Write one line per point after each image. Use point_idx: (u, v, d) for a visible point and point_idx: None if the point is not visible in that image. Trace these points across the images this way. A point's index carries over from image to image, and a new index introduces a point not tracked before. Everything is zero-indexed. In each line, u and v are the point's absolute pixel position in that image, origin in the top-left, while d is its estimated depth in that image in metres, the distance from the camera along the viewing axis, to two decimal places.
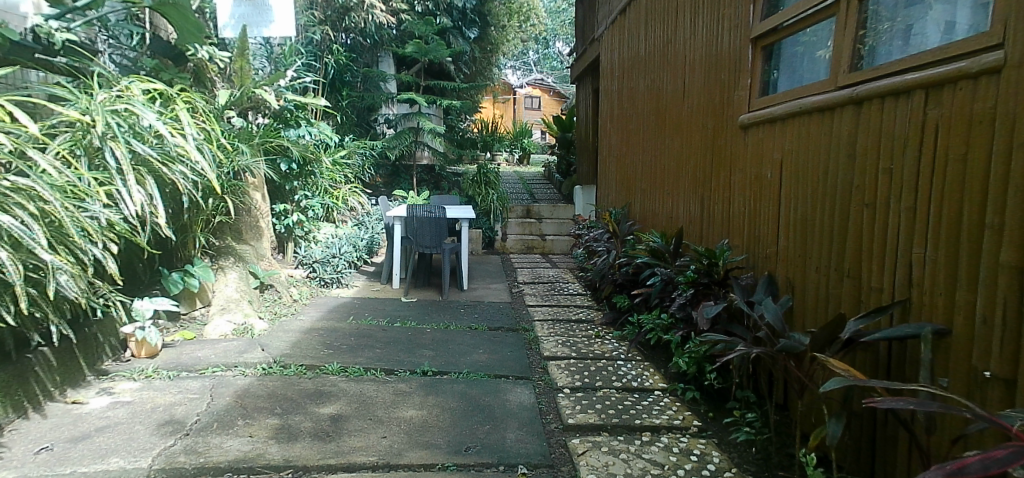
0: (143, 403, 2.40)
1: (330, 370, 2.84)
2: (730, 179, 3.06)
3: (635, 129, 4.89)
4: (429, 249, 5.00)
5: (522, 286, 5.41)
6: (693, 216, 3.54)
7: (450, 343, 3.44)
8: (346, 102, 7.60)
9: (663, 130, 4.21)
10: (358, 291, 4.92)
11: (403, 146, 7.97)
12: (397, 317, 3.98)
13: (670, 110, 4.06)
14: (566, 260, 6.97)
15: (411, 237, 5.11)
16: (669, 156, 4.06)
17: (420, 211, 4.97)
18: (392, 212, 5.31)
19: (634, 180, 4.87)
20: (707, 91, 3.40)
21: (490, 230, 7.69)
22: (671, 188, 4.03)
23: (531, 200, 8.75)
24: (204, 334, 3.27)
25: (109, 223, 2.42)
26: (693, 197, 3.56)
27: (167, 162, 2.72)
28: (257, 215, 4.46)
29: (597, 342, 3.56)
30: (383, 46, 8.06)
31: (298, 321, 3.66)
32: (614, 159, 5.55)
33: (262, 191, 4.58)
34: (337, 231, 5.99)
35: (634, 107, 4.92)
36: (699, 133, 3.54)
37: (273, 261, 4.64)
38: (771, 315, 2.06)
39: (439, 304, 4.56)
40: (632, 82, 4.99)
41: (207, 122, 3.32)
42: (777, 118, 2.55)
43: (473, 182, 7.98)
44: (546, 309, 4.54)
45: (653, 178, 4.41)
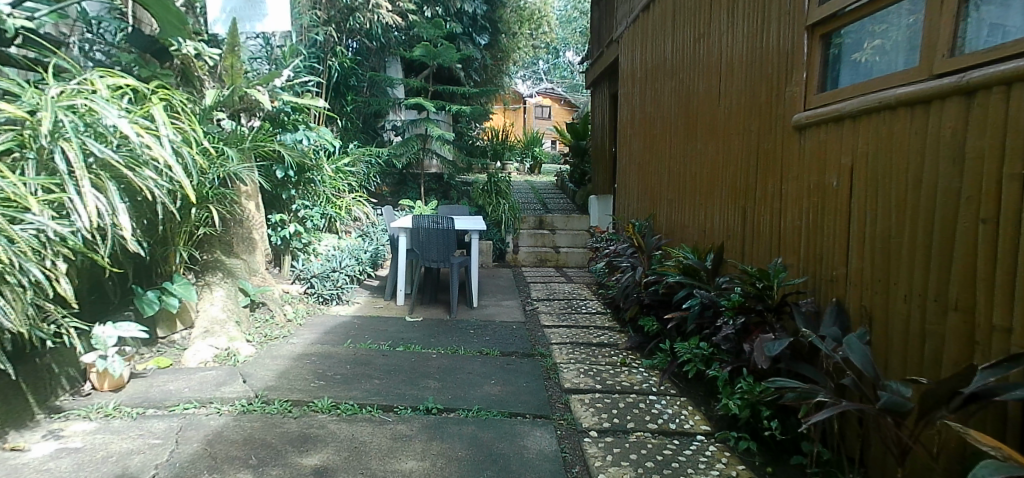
0: (93, 450, 2.02)
1: (319, 407, 2.46)
2: (782, 189, 2.67)
3: (659, 134, 4.51)
4: (436, 263, 4.63)
5: (537, 304, 5.01)
6: (733, 230, 3.15)
7: (459, 372, 3.05)
8: (351, 107, 7.29)
9: (693, 134, 3.83)
10: (360, 309, 4.54)
11: (411, 153, 7.62)
12: (400, 340, 3.59)
13: (702, 112, 3.68)
14: (582, 274, 6.56)
15: (417, 250, 4.74)
16: (702, 163, 3.68)
17: (427, 221, 4.61)
18: (396, 222, 4.95)
19: (658, 189, 4.49)
20: (750, 90, 3.02)
21: (501, 242, 7.31)
22: (704, 198, 3.64)
23: (544, 211, 8.38)
24: (181, 361, 2.90)
25: (59, 237, 2.07)
26: (734, 209, 3.17)
27: (134, 167, 2.37)
28: (249, 226, 4.11)
29: (625, 371, 3.16)
30: (390, 50, 7.77)
31: (290, 345, 3.28)
32: (635, 167, 5.18)
33: (256, 200, 4.24)
34: (339, 242, 5.64)
35: (658, 111, 4.55)
36: (740, 137, 3.15)
37: (267, 276, 4.28)
38: (859, 357, 1.66)
39: (446, 324, 4.17)
40: (655, 84, 4.63)
41: (188, 122, 2.98)
42: (847, 115, 2.16)
43: (484, 191, 7.63)
44: (563, 330, 4.14)
45: (681, 187, 4.03)
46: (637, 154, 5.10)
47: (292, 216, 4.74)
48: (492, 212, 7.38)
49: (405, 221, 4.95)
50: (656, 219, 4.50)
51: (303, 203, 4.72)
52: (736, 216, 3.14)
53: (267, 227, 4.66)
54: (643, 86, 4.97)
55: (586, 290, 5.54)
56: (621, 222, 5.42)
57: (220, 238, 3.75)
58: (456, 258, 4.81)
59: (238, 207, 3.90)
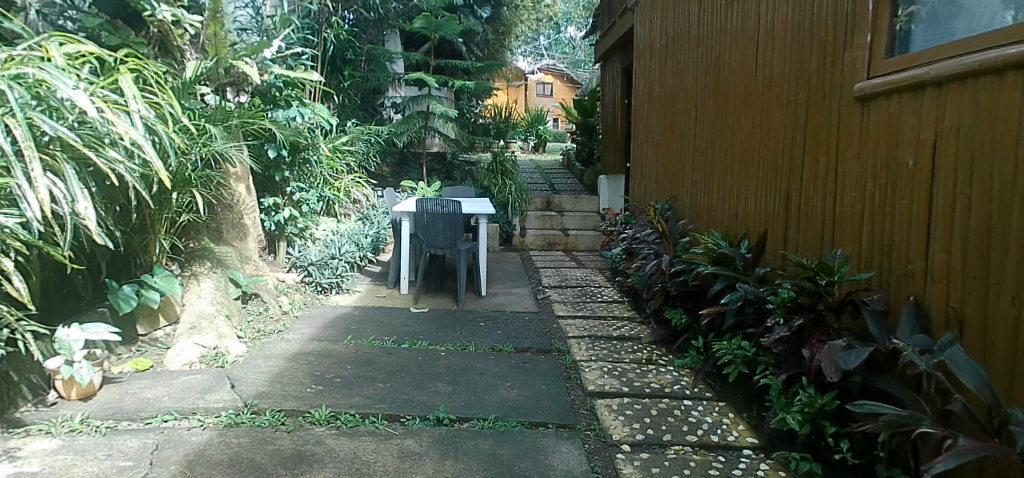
0: (51, 476, 1.72)
1: (316, 417, 2.17)
2: (836, 169, 2.37)
3: (682, 109, 4.17)
4: (442, 250, 4.33)
5: (548, 292, 4.73)
6: (775, 215, 2.85)
7: (471, 373, 2.77)
8: (348, 83, 6.93)
9: (723, 108, 3.50)
10: (361, 299, 4.25)
11: (413, 131, 7.27)
12: (405, 335, 3.31)
13: (734, 83, 3.35)
14: (593, 258, 6.27)
15: (421, 236, 4.43)
16: (733, 139, 3.36)
17: (431, 205, 4.29)
18: (399, 206, 4.63)
19: (681, 169, 4.17)
20: (797, 56, 2.69)
21: (507, 224, 7.01)
22: (737, 179, 3.32)
23: (551, 192, 8.06)
24: (163, 363, 2.61)
25: (5, 229, 1.76)
26: (775, 191, 2.87)
27: (95, 147, 2.06)
28: (239, 211, 3.80)
29: (653, 371, 2.88)
30: (389, 22, 7.37)
31: (285, 342, 3.00)
32: (652, 145, 4.85)
33: (246, 183, 3.92)
34: (338, 227, 5.34)
35: (680, 84, 4.20)
36: (782, 110, 2.82)
37: (261, 264, 3.99)
38: (970, 379, 1.36)
39: (454, 315, 3.89)
40: (678, 54, 4.26)
41: (164, 96, 2.65)
42: (931, 83, 1.84)
43: (489, 171, 7.32)
44: (580, 322, 3.86)
45: (708, 166, 3.71)
46: (656, 131, 4.77)
47: (286, 200, 4.43)
48: (498, 193, 7.07)
49: (407, 204, 4.64)
50: (678, 201, 4.19)
51: (297, 186, 4.40)
52: (778, 199, 2.83)
53: (260, 211, 4.34)
54: (663, 58, 4.61)
55: (599, 277, 5.26)
56: (637, 204, 5.10)
57: (206, 225, 3.46)
58: (463, 243, 4.51)
59: (226, 190, 3.59)
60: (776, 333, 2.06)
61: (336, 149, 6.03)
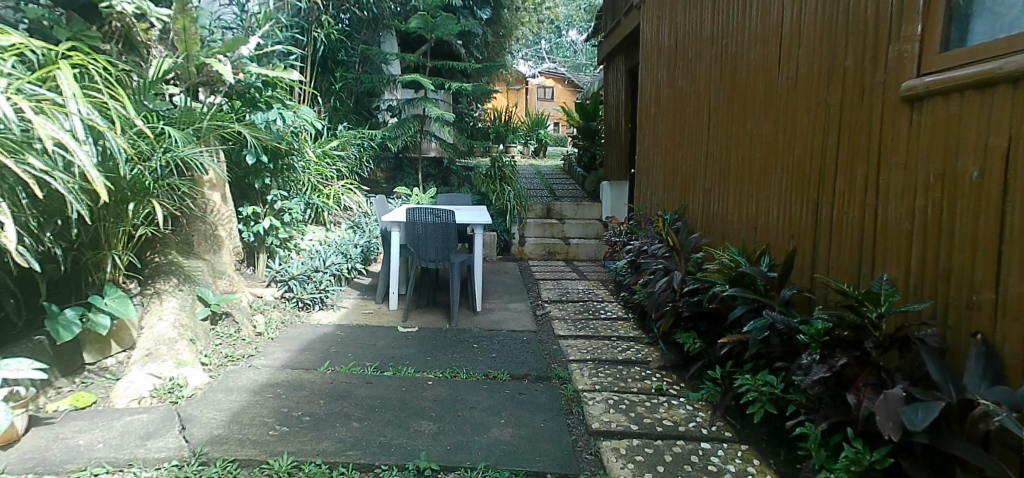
0: None
1: (276, 469, 1.86)
2: (877, 179, 2.07)
3: (693, 112, 3.89)
4: (433, 263, 4.02)
5: (548, 307, 4.41)
6: (802, 230, 2.55)
7: (460, 407, 2.45)
8: (340, 85, 6.63)
9: (740, 110, 3.21)
10: (346, 315, 3.94)
11: (408, 135, 6.98)
12: (390, 359, 3.00)
13: (754, 83, 3.06)
14: (595, 269, 5.96)
15: (412, 248, 4.12)
16: (752, 144, 3.06)
17: (423, 215, 3.99)
18: (388, 215, 4.33)
19: (691, 177, 3.88)
20: (830, 52, 2.39)
21: (506, 233, 6.70)
22: (756, 189, 3.03)
23: (552, 198, 7.76)
24: (109, 398, 2.30)
25: None
26: (802, 202, 2.57)
27: (15, 153, 1.76)
28: (213, 221, 3.49)
29: (664, 404, 2.56)
30: (384, 22, 7.08)
31: (254, 370, 2.68)
32: (659, 151, 4.56)
33: (222, 190, 3.63)
34: (325, 237, 5.04)
35: (691, 86, 3.93)
36: (810, 114, 2.53)
37: (237, 279, 3.68)
38: None
39: (445, 335, 3.58)
40: (689, 55, 3.99)
41: (115, 95, 2.34)
42: (1004, 79, 1.54)
43: (487, 177, 7.03)
44: (582, 342, 3.54)
45: (722, 174, 3.42)
46: (663, 137, 4.48)
47: (267, 209, 4.12)
48: (496, 200, 6.76)
49: (398, 213, 4.34)
50: (688, 211, 3.90)
51: (279, 194, 4.09)
52: (806, 212, 2.53)
53: (238, 221, 4.03)
54: (671, 58, 4.33)
55: (603, 291, 4.95)
56: (643, 214, 4.81)
57: (167, 239, 3.17)
58: (457, 255, 4.20)
59: (196, 198, 3.28)
60: (815, 373, 1.76)
61: (326, 154, 5.73)
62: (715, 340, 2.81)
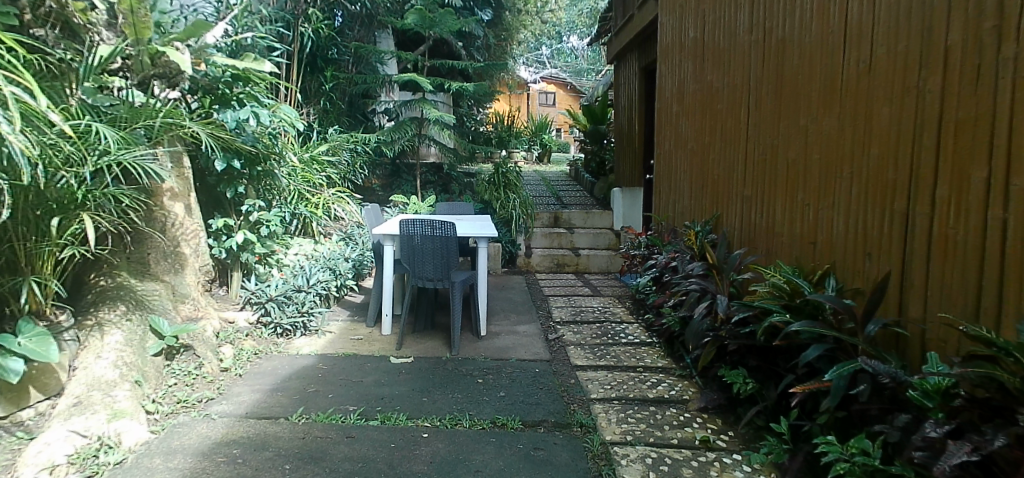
0: None
1: None
2: (1006, 185, 1.58)
3: (726, 111, 3.43)
4: (431, 281, 3.54)
5: (561, 330, 3.92)
6: (885, 247, 2.07)
7: (463, 471, 1.96)
8: (331, 85, 6.10)
9: (791, 103, 2.72)
10: (332, 342, 3.45)
11: (405, 139, 6.51)
12: (378, 403, 2.51)
13: (810, 71, 2.57)
14: (610, 283, 5.48)
15: (407, 265, 3.63)
16: (809, 144, 2.58)
17: (419, 228, 3.49)
18: (382, 228, 3.84)
19: (725, 184, 3.42)
20: (923, 26, 1.91)
21: (511, 244, 6.23)
22: (813, 197, 2.56)
23: (559, 206, 7.29)
24: (14, 467, 1.83)
25: None
26: (884, 213, 2.09)
27: None
28: (174, 237, 3.01)
29: (715, 464, 2.06)
30: (378, 18, 6.63)
31: (209, 421, 2.19)
32: (683, 155, 4.09)
33: (186, 201, 3.14)
34: (312, 252, 4.57)
35: (723, 81, 3.46)
36: (891, 106, 2.06)
37: (204, 302, 3.19)
38: None
39: (445, 367, 3.09)
40: (719, 47, 3.52)
41: (22, 81, 1.86)
42: None
43: (490, 184, 6.58)
44: (604, 376, 3.06)
45: (766, 180, 2.95)
46: (688, 139, 4.02)
47: (242, 221, 3.64)
48: (500, 209, 6.33)
49: (391, 225, 3.85)
50: (722, 222, 3.43)
51: (256, 204, 3.62)
52: (889, 225, 2.06)
53: (208, 235, 3.55)
54: (697, 50, 3.87)
55: (621, 310, 4.45)
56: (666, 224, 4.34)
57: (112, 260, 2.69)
58: (458, 273, 3.71)
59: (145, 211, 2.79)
60: (954, 455, 1.26)
61: (315, 160, 5.26)
62: (770, 380, 2.33)
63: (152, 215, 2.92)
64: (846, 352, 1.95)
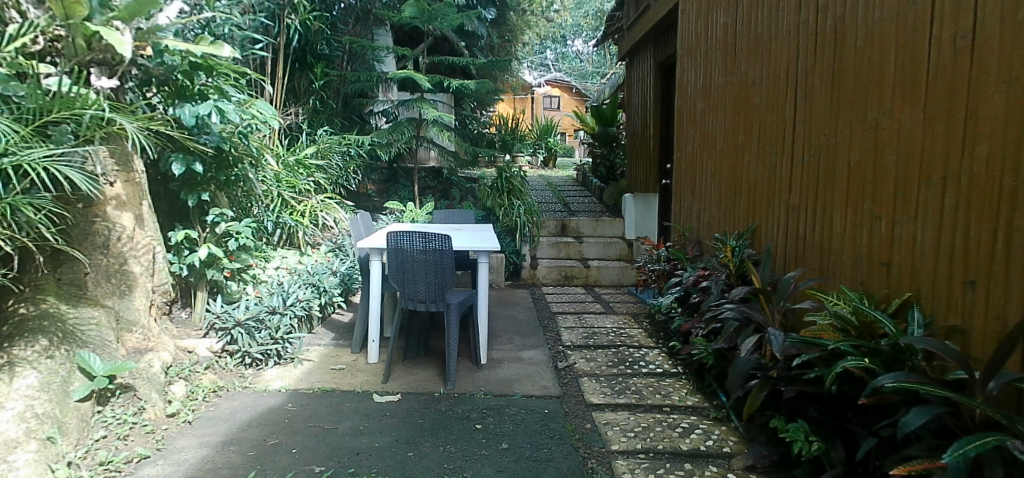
0: None
1: None
2: None
3: (764, 107, 2.97)
4: (423, 303, 3.04)
5: (572, 357, 3.46)
6: (1000, 275, 1.60)
7: None
8: (321, 83, 5.59)
9: (856, 93, 2.25)
10: (308, 374, 3.00)
11: (402, 141, 6.07)
12: (352, 462, 2.06)
13: (884, 52, 2.09)
14: (624, 299, 5.00)
15: (399, 284, 3.12)
16: (881, 142, 2.10)
17: (411, 240, 3.01)
18: (370, 239, 3.35)
19: (763, 191, 2.96)
20: None
21: (515, 255, 5.77)
22: (882, 208, 2.10)
23: (567, 213, 6.83)
24: None
25: None
26: (997, 231, 1.61)
27: None
28: (121, 253, 2.55)
29: None
30: (373, 12, 6.20)
31: None
32: (710, 158, 3.64)
33: (136, 210, 2.67)
34: (295, 266, 4.12)
35: (761, 73, 3.01)
36: (1006, 90, 1.58)
37: (157, 330, 2.74)
38: None
39: (439, 408, 2.63)
40: (756, 34, 3.07)
41: None
42: None
43: (493, 189, 6.15)
44: (626, 418, 2.58)
45: (818, 188, 2.49)
46: (715, 140, 3.57)
47: (208, 232, 3.17)
48: (503, 217, 5.90)
49: (378, 238, 3.38)
50: (760, 235, 2.98)
51: (223, 212, 3.13)
52: (1004, 247, 1.59)
53: (168, 249, 3.08)
54: (727, 40, 3.41)
55: (638, 331, 3.98)
56: (689, 235, 3.88)
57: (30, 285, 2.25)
58: (456, 293, 3.21)
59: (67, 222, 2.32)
60: None
61: (301, 164, 4.82)
62: (837, 438, 1.87)
63: (91, 228, 2.46)
64: (957, 416, 1.49)
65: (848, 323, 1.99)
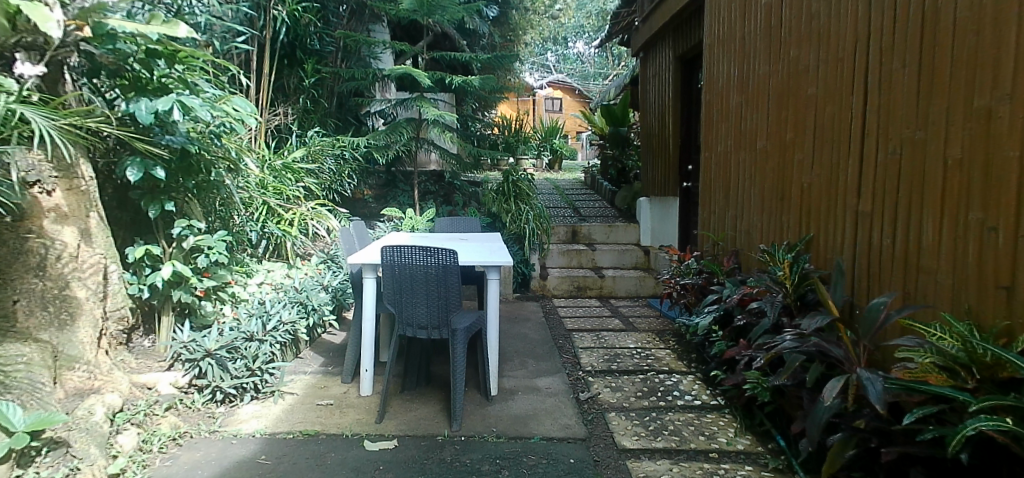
0: None
1: None
2: None
3: (820, 99, 2.57)
4: (425, 331, 2.57)
5: (594, 386, 3.03)
6: None
7: None
8: (313, 80, 5.16)
9: (955, 75, 1.84)
10: (290, 411, 2.57)
11: (400, 143, 5.65)
12: None
13: (996, 23, 1.69)
14: (644, 313, 4.58)
15: (396, 309, 2.63)
16: (992, 133, 1.69)
17: (409, 254, 2.54)
18: (362, 253, 2.88)
19: (821, 195, 2.56)
20: None
21: (523, 264, 5.36)
22: (994, 216, 1.69)
23: (577, 219, 6.42)
24: None
25: None
26: None
27: None
28: (60, 274, 2.14)
29: None
30: (368, 5, 5.79)
31: None
32: (749, 157, 3.24)
33: (82, 223, 2.25)
34: (281, 282, 3.71)
35: (816, 59, 2.61)
36: None
37: (109, 365, 2.30)
38: None
39: (443, 457, 2.20)
40: (809, 15, 2.67)
41: None
42: None
43: (499, 194, 5.73)
44: (669, 469, 2.15)
45: (898, 191, 2.09)
46: (755, 137, 3.17)
47: (174, 248, 2.73)
48: (510, 224, 5.49)
49: (373, 253, 2.93)
50: (818, 246, 2.58)
51: (185, 222, 2.68)
52: None
53: (128, 268, 2.65)
54: (770, 24, 3.02)
55: (665, 353, 3.55)
56: (724, 244, 3.48)
57: None
58: (463, 317, 2.75)
59: None
60: None
61: (290, 168, 4.40)
62: None
63: (22, 247, 2.05)
64: None
65: (957, 360, 1.58)
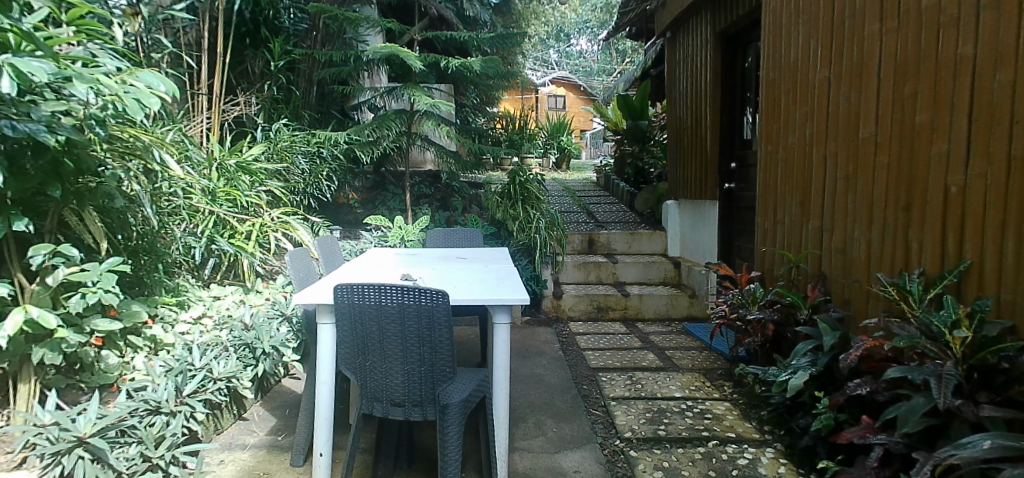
0: None
1: None
2: None
3: (984, 61, 1.75)
4: (401, 409, 1.72)
5: (640, 466, 2.20)
6: None
7: None
8: (283, 61, 4.28)
9: None
10: None
11: (390, 139, 4.79)
12: None
13: None
14: (683, 344, 3.75)
15: (356, 374, 1.76)
16: None
17: (376, 294, 1.66)
18: (314, 289, 2.03)
19: (985, 204, 1.74)
20: None
21: (533, 282, 4.53)
22: None
23: (595, 225, 5.59)
24: None
25: None
26: None
27: None
28: None
29: None
30: None
31: None
32: (843, 152, 2.42)
33: None
34: (227, 317, 2.88)
35: (973, 4, 1.78)
36: None
37: None
38: None
39: None
40: None
41: None
42: None
43: (504, 198, 4.90)
44: None
45: None
46: (854, 123, 2.34)
47: (38, 286, 1.91)
48: (517, 233, 4.66)
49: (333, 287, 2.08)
50: (982, 275, 1.75)
51: (48, 248, 1.84)
52: None
53: None
54: None
55: (725, 408, 2.71)
56: (804, 267, 2.65)
57: None
58: (461, 384, 1.90)
59: None
60: None
61: (247, 167, 3.60)
62: None
63: None
64: None
65: None
